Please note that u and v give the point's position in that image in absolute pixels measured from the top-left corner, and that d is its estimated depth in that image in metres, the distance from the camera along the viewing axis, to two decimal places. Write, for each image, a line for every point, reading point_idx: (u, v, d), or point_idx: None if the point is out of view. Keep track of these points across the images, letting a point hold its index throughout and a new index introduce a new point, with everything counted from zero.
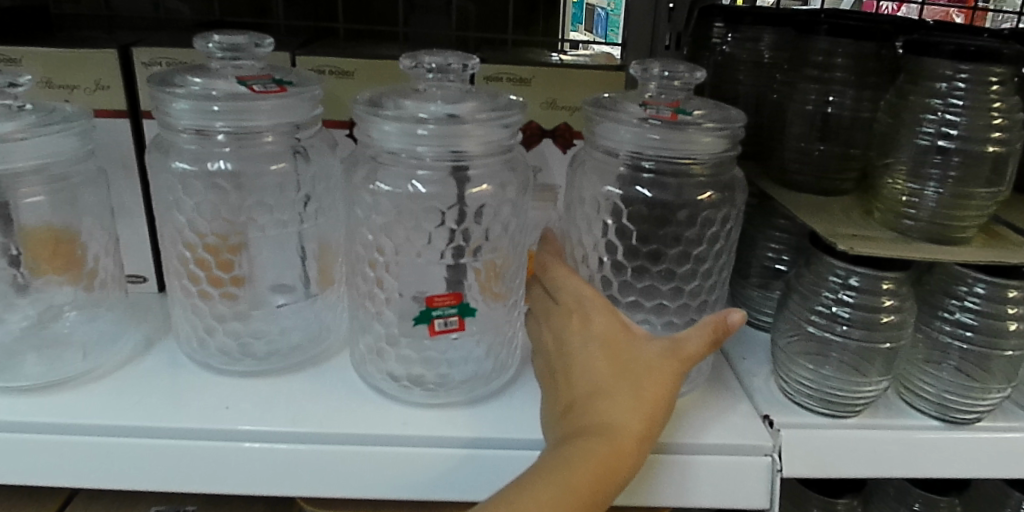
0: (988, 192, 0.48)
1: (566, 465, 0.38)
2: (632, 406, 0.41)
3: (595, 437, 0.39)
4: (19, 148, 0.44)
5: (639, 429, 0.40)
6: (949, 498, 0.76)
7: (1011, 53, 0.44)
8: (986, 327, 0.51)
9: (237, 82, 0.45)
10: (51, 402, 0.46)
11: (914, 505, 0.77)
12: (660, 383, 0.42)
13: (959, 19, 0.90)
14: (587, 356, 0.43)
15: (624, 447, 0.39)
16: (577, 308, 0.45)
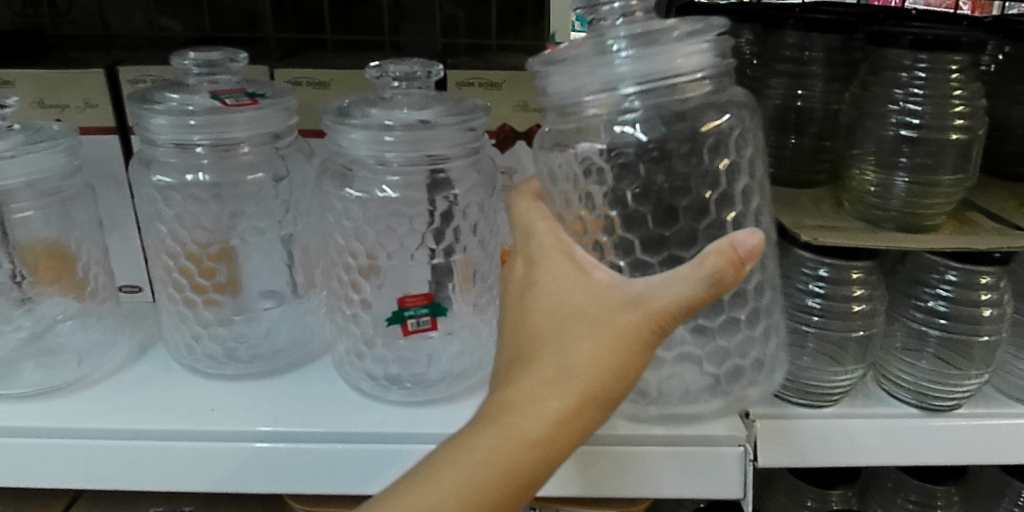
0: (955, 178, 0.48)
1: (465, 464, 0.33)
2: (561, 375, 0.33)
3: (494, 420, 0.34)
4: (12, 165, 0.46)
5: (558, 409, 0.33)
6: (946, 488, 0.77)
7: (970, 41, 0.44)
8: (959, 314, 0.51)
9: (211, 97, 0.47)
10: (45, 408, 0.48)
11: (909, 496, 0.78)
12: (611, 349, 0.32)
13: (964, 7, 0.88)
14: (530, 308, 0.36)
15: (530, 434, 0.33)
16: (529, 249, 0.39)
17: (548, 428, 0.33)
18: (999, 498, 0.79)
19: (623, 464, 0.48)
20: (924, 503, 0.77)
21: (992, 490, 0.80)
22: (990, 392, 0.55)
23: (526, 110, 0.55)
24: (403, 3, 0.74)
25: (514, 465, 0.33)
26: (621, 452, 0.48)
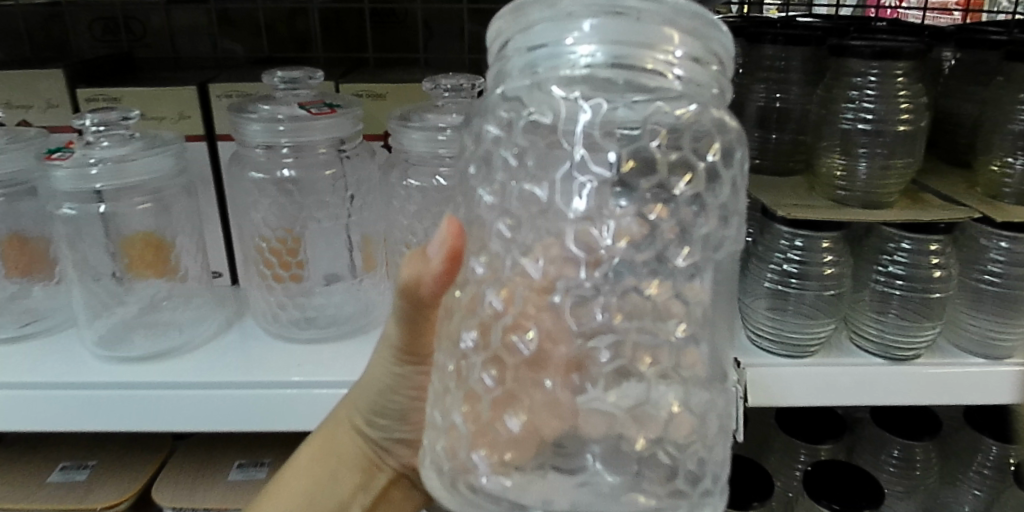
0: (905, 162, 0.58)
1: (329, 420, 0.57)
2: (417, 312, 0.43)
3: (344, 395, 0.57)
4: (134, 165, 0.56)
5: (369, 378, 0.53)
6: (925, 443, 0.87)
7: (909, 51, 0.55)
8: (913, 275, 0.62)
9: (298, 107, 0.58)
10: (161, 366, 0.58)
11: (893, 450, 0.88)
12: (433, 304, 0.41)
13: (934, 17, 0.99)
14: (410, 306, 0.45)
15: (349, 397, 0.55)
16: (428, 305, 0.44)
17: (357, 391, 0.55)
18: None
19: None
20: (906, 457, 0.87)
21: None
22: (949, 348, 0.65)
23: None
24: (435, 23, 0.85)
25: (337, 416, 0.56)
26: None
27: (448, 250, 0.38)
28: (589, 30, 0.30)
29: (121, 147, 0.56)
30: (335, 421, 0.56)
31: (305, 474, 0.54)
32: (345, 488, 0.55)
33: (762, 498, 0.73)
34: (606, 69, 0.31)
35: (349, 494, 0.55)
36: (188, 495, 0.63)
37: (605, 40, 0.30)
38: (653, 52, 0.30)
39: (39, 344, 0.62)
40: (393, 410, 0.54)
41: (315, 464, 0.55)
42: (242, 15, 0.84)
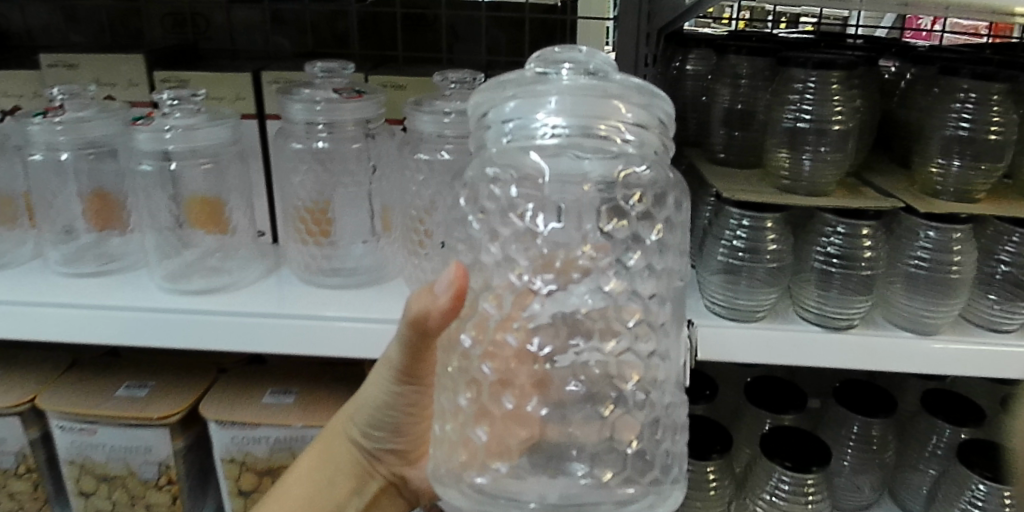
0: (837, 155, 0.69)
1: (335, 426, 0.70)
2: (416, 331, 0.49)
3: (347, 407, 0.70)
4: (199, 134, 0.69)
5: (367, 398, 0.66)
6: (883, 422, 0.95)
7: (841, 62, 0.68)
8: (846, 254, 0.72)
9: (333, 92, 0.70)
10: (213, 298, 0.71)
11: (854, 426, 0.96)
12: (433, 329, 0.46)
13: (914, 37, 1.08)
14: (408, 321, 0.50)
15: (352, 411, 0.68)
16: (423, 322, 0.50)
17: (358, 406, 0.67)
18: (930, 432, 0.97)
19: None
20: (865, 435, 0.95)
21: None
22: (883, 324, 0.74)
23: None
24: (457, 28, 0.97)
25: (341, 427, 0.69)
26: None
27: (454, 290, 0.43)
28: (559, 106, 0.41)
29: (190, 118, 0.69)
30: (338, 431, 0.69)
31: (308, 472, 0.67)
32: (343, 487, 0.68)
33: (721, 449, 0.83)
34: (572, 132, 0.42)
35: (345, 495, 0.68)
36: (228, 410, 0.75)
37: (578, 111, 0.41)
38: (604, 117, 0.41)
39: (113, 279, 0.75)
40: (385, 425, 0.66)
41: (318, 465, 0.68)
42: (292, 15, 0.97)
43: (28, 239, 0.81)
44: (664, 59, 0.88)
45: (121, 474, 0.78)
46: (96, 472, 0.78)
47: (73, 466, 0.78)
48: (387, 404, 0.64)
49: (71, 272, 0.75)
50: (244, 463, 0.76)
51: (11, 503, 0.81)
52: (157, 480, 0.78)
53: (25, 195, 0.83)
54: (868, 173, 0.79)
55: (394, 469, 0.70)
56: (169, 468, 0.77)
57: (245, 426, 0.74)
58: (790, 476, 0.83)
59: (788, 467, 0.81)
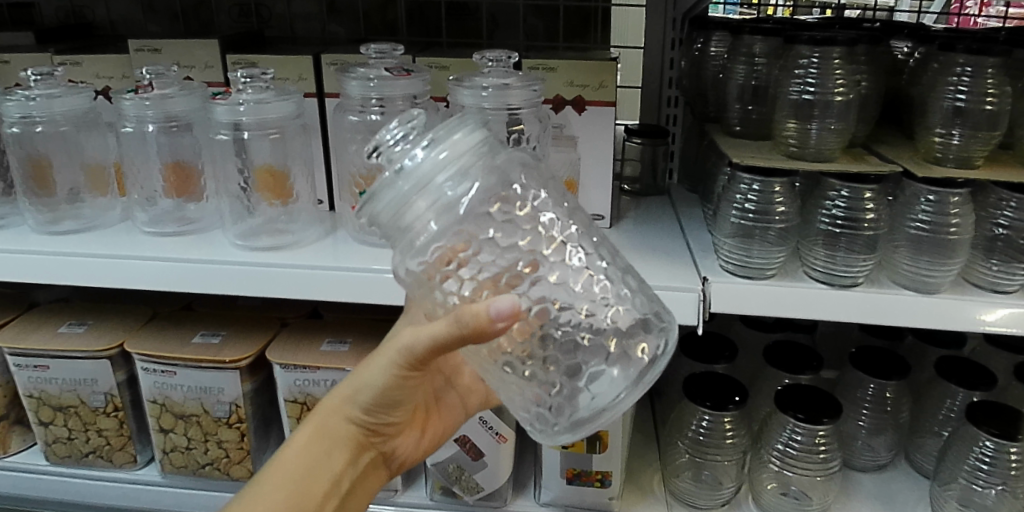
0: (840, 125, 0.76)
1: (331, 403, 0.63)
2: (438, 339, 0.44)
3: (342, 387, 0.62)
4: (268, 107, 0.77)
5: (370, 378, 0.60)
6: (896, 386, 1.00)
7: (842, 39, 0.74)
8: (850, 216, 0.78)
9: (384, 70, 0.79)
10: (279, 253, 0.80)
11: (870, 389, 1.00)
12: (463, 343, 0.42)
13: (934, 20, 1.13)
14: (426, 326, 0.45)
15: (351, 386, 0.61)
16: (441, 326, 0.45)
17: (357, 383, 0.61)
18: (943, 397, 1.01)
19: None
20: (880, 397, 1.00)
21: (938, 394, 1.02)
22: (887, 283, 0.79)
23: (573, 86, 0.84)
24: (497, 17, 1.06)
25: (339, 402, 0.62)
26: None
27: (511, 319, 0.39)
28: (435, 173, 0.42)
29: (261, 94, 0.78)
30: (333, 409, 0.63)
31: (304, 455, 0.63)
32: (336, 465, 0.64)
33: (737, 401, 0.86)
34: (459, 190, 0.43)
35: (339, 469, 0.64)
36: (290, 355, 0.84)
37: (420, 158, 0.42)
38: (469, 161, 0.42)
39: (191, 238, 0.86)
40: (388, 405, 0.61)
41: (312, 446, 0.63)
42: (347, 6, 1.07)
43: (117, 204, 0.92)
44: (690, 40, 0.98)
45: (196, 412, 0.88)
46: (175, 411, 0.88)
47: (154, 405, 0.89)
48: (391, 387, 0.59)
49: (156, 231, 0.85)
50: (304, 403, 0.86)
51: (101, 438, 0.92)
52: (228, 418, 0.87)
53: (115, 165, 0.94)
54: (877, 143, 0.85)
55: (391, 440, 0.67)
56: (239, 408, 0.87)
57: (307, 369, 0.84)
58: (803, 428, 0.88)
59: (800, 418, 0.85)
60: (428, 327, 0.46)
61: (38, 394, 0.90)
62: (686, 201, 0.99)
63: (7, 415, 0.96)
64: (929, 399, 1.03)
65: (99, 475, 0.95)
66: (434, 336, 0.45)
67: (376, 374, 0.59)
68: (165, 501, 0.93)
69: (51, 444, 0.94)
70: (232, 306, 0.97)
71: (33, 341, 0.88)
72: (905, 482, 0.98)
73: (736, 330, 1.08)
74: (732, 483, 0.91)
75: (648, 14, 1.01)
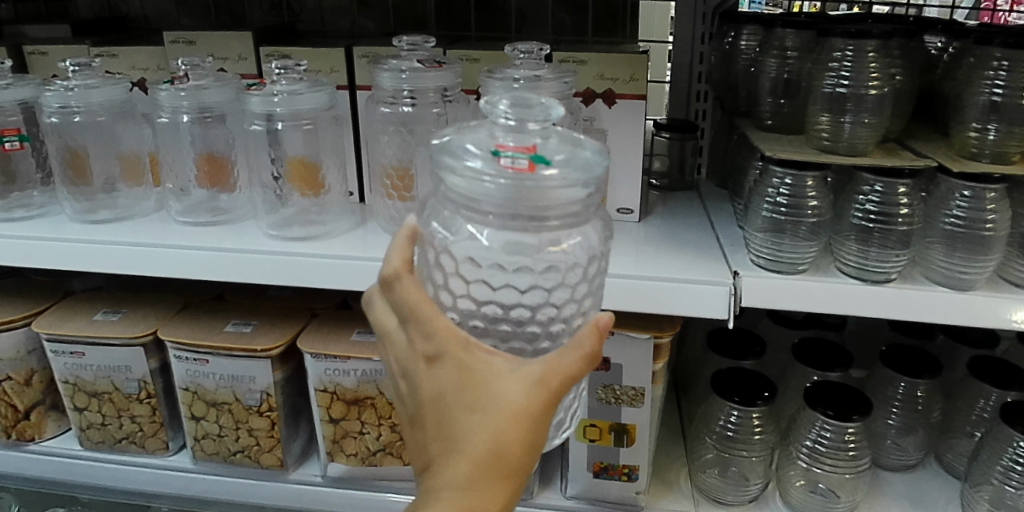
0: (874, 120, 0.75)
1: None
2: (519, 415, 0.40)
3: None
4: (301, 98, 0.78)
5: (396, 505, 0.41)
6: (927, 386, 0.98)
7: (878, 32, 0.73)
8: (883, 210, 0.77)
9: (417, 63, 0.79)
10: (310, 243, 0.81)
11: (900, 387, 0.99)
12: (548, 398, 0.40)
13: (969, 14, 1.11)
14: (497, 412, 0.40)
15: None
16: (494, 399, 0.40)
17: None
18: (974, 397, 1.00)
19: (655, 294, 0.77)
20: (910, 396, 0.99)
21: (970, 394, 1.00)
22: (920, 280, 0.78)
23: (603, 79, 0.84)
24: (526, 11, 1.06)
25: None
26: (652, 286, 0.76)
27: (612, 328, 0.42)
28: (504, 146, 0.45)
29: (294, 86, 0.79)
30: None
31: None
32: None
33: (766, 397, 0.85)
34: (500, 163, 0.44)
35: None
36: (321, 345, 0.85)
37: (537, 171, 0.41)
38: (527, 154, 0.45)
39: (225, 227, 0.87)
40: None
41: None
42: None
43: (152, 194, 0.94)
44: (720, 33, 0.98)
45: (228, 400, 0.89)
46: (206, 398, 0.89)
47: (186, 393, 0.90)
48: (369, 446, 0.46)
49: (189, 221, 0.87)
50: (334, 392, 0.87)
51: (134, 424, 0.94)
52: (259, 407, 0.88)
53: (149, 156, 0.95)
54: (911, 139, 0.84)
55: None
56: (269, 397, 0.88)
57: (337, 359, 0.85)
58: (832, 426, 0.87)
59: (829, 415, 0.84)
60: (487, 412, 0.40)
61: (73, 380, 0.92)
62: (716, 196, 0.98)
63: (43, 401, 0.98)
64: (958, 399, 1.02)
65: (132, 461, 0.96)
66: (512, 404, 0.40)
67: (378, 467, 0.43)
68: (196, 487, 0.94)
69: (84, 430, 0.96)
70: (263, 296, 0.98)
71: (69, 327, 0.90)
72: (936, 483, 0.97)
73: (765, 327, 1.07)
74: (759, 479, 0.90)
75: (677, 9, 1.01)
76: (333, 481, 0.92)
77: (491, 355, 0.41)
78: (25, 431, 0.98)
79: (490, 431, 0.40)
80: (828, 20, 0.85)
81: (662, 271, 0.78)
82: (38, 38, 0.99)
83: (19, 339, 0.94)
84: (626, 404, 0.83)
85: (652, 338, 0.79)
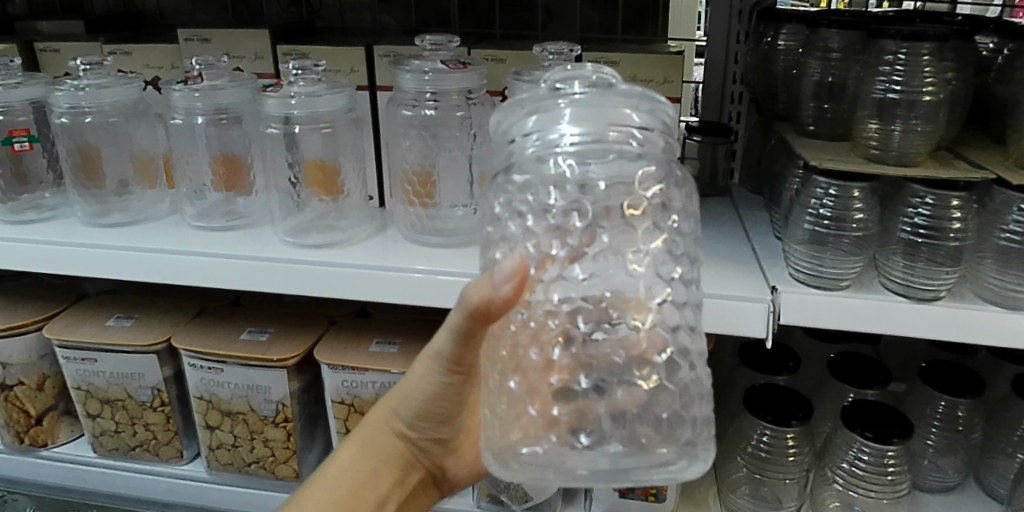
0: (927, 128, 0.71)
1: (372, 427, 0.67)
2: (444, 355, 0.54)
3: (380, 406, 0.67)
4: (320, 99, 0.74)
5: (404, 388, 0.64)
6: (970, 405, 0.94)
7: (934, 34, 0.68)
8: (934, 225, 0.73)
9: (441, 63, 0.75)
10: (326, 251, 0.77)
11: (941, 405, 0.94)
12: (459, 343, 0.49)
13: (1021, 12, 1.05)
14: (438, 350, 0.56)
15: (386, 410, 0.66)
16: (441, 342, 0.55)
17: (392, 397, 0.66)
18: (1019, 418, 0.95)
19: None
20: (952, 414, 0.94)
21: (1016, 414, 0.95)
22: (970, 297, 0.73)
23: (636, 81, 0.80)
24: (553, 7, 1.01)
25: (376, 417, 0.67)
26: None
27: (512, 282, 0.41)
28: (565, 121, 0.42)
29: (312, 86, 0.76)
30: (383, 425, 0.66)
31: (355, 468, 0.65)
32: (381, 479, 0.65)
33: (801, 418, 0.81)
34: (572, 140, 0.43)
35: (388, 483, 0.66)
36: (338, 356, 0.82)
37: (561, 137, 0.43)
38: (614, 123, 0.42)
39: (240, 232, 0.84)
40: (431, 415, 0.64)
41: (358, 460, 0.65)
42: None
43: (166, 196, 0.91)
44: (758, 32, 0.93)
45: (243, 410, 0.86)
46: (221, 408, 0.87)
47: (201, 402, 0.88)
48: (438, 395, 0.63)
49: (204, 225, 0.84)
50: (352, 405, 0.84)
51: (148, 432, 0.92)
52: (274, 417, 0.86)
53: (163, 157, 0.93)
54: (962, 147, 0.79)
55: (436, 459, 0.68)
56: (285, 407, 0.85)
57: (354, 370, 0.82)
58: (871, 448, 0.83)
59: (869, 438, 0.80)
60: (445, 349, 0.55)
61: (86, 386, 0.90)
62: (751, 203, 0.94)
63: (56, 406, 0.96)
64: (1001, 419, 0.97)
65: (146, 469, 0.94)
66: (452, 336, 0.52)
67: (420, 381, 0.63)
68: (211, 497, 0.92)
69: (97, 437, 0.94)
70: (280, 303, 0.95)
71: (82, 333, 0.88)
72: (978, 507, 0.92)
73: (798, 339, 1.03)
74: (792, 502, 0.87)
75: (711, 6, 0.97)
76: None
77: None
78: (38, 436, 0.96)
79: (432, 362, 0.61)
80: (876, 20, 0.80)
81: None
82: (50, 34, 0.96)
83: (30, 344, 0.92)
84: None
85: None
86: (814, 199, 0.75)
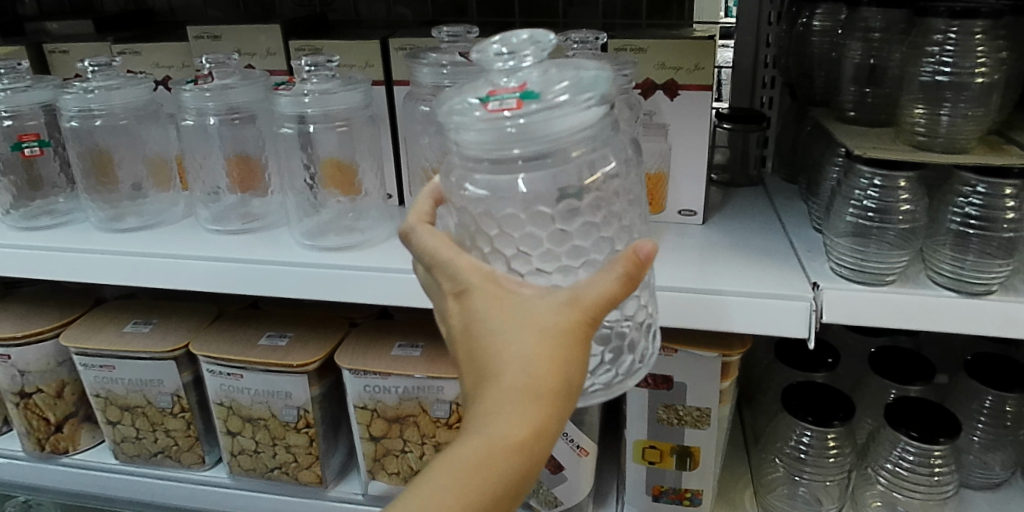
0: (978, 112, 0.66)
1: (466, 478, 0.36)
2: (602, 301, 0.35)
3: (472, 444, 0.36)
4: (334, 96, 0.71)
5: (520, 394, 0.35)
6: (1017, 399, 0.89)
7: (988, 11, 0.63)
8: (986, 214, 0.68)
9: (458, 56, 0.72)
10: (345, 254, 0.75)
11: (987, 400, 0.90)
12: (571, 340, 0.35)
13: None
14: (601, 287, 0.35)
15: (500, 453, 0.35)
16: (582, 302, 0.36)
17: (521, 431, 0.35)
18: None
19: (724, 310, 0.69)
20: (998, 409, 0.90)
21: None
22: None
23: (665, 68, 0.76)
24: None
25: (481, 470, 0.35)
26: (722, 301, 0.69)
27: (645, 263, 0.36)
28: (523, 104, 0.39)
29: (325, 83, 0.72)
30: (485, 457, 0.35)
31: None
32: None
33: (842, 417, 0.78)
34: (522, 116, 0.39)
35: None
36: (360, 360, 0.80)
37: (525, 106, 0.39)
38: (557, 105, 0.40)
39: (254, 236, 0.81)
40: None
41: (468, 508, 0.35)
42: None
43: (181, 199, 0.89)
44: (792, 12, 0.88)
45: (264, 416, 0.84)
46: (242, 414, 0.85)
47: (221, 408, 0.86)
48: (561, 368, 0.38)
49: (220, 228, 0.81)
50: (375, 410, 0.81)
51: (168, 438, 0.90)
52: (296, 423, 0.84)
53: (177, 158, 0.91)
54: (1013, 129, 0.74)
55: None
56: (307, 413, 0.83)
57: (377, 375, 0.79)
58: (915, 448, 0.79)
59: (914, 438, 0.76)
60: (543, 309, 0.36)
61: (105, 394, 0.89)
62: (784, 193, 0.90)
63: (77, 413, 0.95)
64: None
65: (168, 475, 0.93)
66: (599, 298, 0.35)
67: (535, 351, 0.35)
68: (233, 503, 0.91)
69: (119, 444, 0.92)
70: (299, 305, 0.94)
71: (99, 341, 0.86)
72: None
73: (837, 332, 0.99)
74: (833, 503, 0.84)
75: None
76: (374, 499, 0.87)
77: (524, 286, 0.38)
78: (60, 443, 0.95)
79: (564, 327, 0.35)
80: None
81: (731, 283, 0.70)
82: (59, 35, 0.94)
83: (49, 352, 0.90)
84: (690, 426, 0.76)
85: (719, 356, 0.72)
86: (858, 191, 0.71)
